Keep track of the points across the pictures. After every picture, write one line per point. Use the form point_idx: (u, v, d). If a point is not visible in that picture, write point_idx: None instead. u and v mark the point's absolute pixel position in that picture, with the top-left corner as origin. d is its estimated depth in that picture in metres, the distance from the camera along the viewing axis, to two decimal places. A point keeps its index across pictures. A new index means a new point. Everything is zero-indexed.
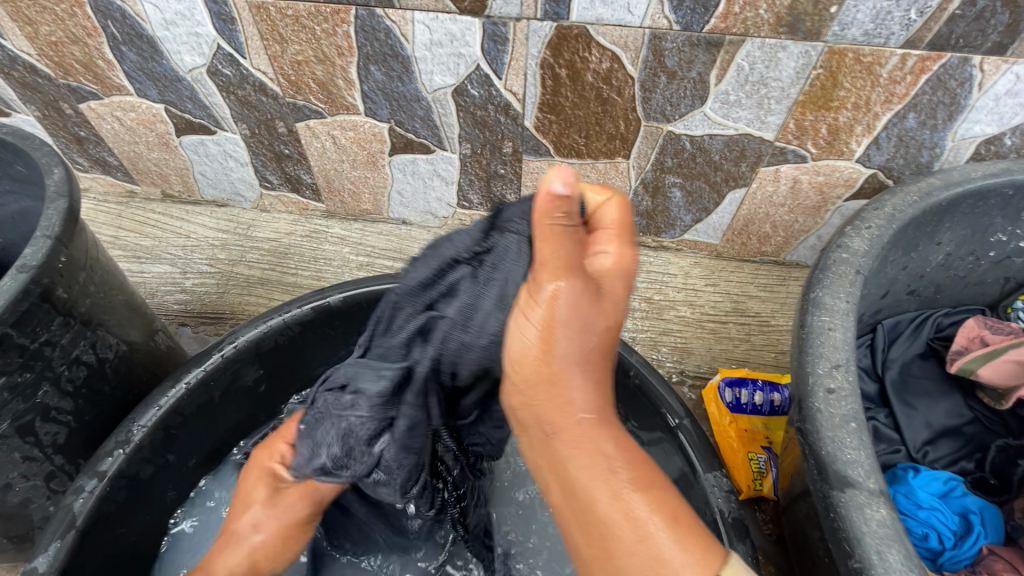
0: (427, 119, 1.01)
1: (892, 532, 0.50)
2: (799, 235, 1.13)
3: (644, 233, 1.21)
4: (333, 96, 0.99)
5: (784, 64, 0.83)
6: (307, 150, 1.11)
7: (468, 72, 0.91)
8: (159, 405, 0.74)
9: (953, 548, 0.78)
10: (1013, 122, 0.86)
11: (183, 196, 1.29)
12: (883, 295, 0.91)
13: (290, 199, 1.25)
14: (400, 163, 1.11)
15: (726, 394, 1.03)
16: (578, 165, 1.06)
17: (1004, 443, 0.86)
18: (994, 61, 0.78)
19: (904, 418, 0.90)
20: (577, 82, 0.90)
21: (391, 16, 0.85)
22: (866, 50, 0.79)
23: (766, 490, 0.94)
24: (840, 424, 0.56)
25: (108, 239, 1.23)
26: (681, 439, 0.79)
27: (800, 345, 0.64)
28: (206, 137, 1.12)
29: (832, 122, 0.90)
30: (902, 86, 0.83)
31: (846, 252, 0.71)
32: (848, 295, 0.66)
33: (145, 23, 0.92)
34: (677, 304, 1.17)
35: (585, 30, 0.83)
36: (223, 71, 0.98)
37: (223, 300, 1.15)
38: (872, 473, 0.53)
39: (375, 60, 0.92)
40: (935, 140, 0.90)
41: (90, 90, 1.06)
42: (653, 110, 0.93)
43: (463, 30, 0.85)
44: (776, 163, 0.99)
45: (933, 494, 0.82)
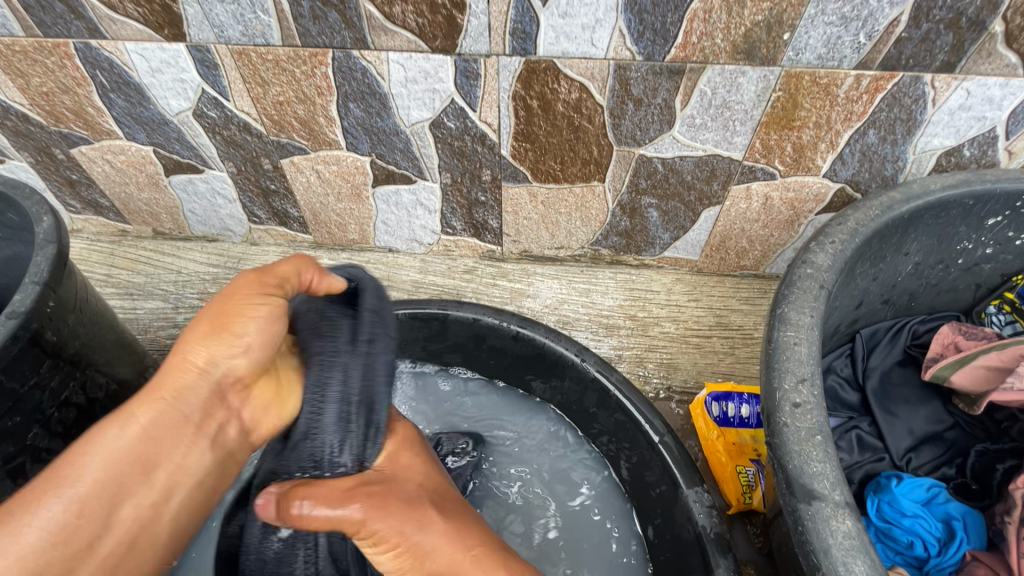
0: (407, 151, 1.04)
1: (857, 543, 0.52)
2: (775, 249, 1.15)
3: (625, 252, 1.23)
4: (315, 133, 1.02)
5: (744, 88, 0.86)
6: (292, 184, 1.14)
7: (444, 106, 0.95)
8: None
9: (938, 555, 0.79)
10: (970, 135, 0.89)
11: (174, 233, 1.32)
12: (857, 305, 0.93)
13: (278, 232, 1.28)
14: (383, 194, 1.14)
15: (713, 408, 1.04)
16: (555, 190, 1.09)
17: (983, 448, 0.87)
18: (945, 78, 0.82)
19: (886, 426, 0.92)
20: (549, 112, 0.94)
21: (366, 57, 0.89)
22: (821, 73, 0.83)
23: (755, 503, 0.95)
24: (806, 438, 0.58)
25: (101, 278, 1.26)
26: (665, 456, 0.80)
27: (768, 360, 0.65)
28: (194, 176, 1.15)
29: (797, 140, 0.93)
30: (860, 105, 0.87)
31: (809, 268, 0.73)
32: (812, 310, 0.69)
33: (132, 72, 0.95)
34: (662, 320, 1.19)
35: (552, 64, 0.86)
36: (208, 113, 1.01)
37: None
38: (836, 485, 0.55)
39: (353, 97, 0.95)
40: (897, 153, 0.94)
41: (81, 136, 1.09)
42: (624, 135, 0.96)
43: (436, 68, 0.89)
44: (747, 181, 1.02)
45: (916, 501, 0.83)
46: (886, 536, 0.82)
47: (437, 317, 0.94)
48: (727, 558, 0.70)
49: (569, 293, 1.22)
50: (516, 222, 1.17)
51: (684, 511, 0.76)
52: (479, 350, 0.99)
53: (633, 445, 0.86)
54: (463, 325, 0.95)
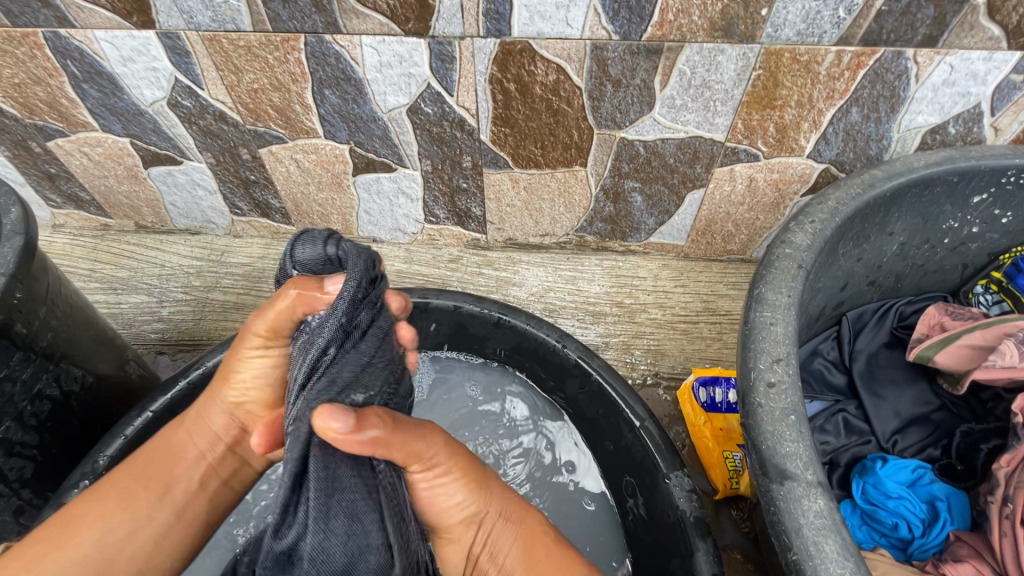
0: (385, 138, 1.03)
1: (829, 522, 0.51)
2: (762, 232, 1.14)
3: (611, 238, 1.22)
4: (292, 121, 1.01)
5: (724, 67, 0.85)
6: (272, 175, 1.13)
7: (420, 91, 0.93)
8: (124, 435, 0.79)
9: (922, 537, 0.78)
10: (955, 111, 0.88)
11: (156, 226, 1.31)
12: (842, 287, 0.92)
13: (261, 223, 1.27)
14: (364, 182, 1.12)
15: (700, 393, 1.04)
16: (537, 175, 1.07)
17: (968, 429, 0.86)
18: (927, 53, 0.80)
19: (872, 408, 0.91)
20: (527, 95, 0.92)
21: (339, 41, 0.87)
22: (801, 50, 0.81)
23: (742, 488, 0.94)
24: (780, 417, 0.57)
25: (84, 273, 1.25)
26: (645, 440, 0.79)
27: (744, 341, 0.64)
28: (173, 167, 1.14)
29: (779, 120, 0.92)
30: (842, 82, 0.85)
31: (788, 247, 0.72)
32: (790, 290, 0.67)
33: (103, 61, 0.94)
34: (648, 307, 1.18)
35: (527, 45, 0.85)
36: (183, 102, 1.00)
37: (200, 326, 1.18)
38: (809, 465, 0.54)
39: (328, 84, 0.94)
40: (881, 132, 0.92)
41: (56, 129, 1.08)
42: (604, 118, 0.94)
43: (410, 51, 0.87)
44: (730, 163, 1.00)
45: (901, 483, 0.82)
46: (870, 519, 0.82)
47: (418, 306, 0.93)
48: (707, 541, 0.69)
49: (555, 280, 1.21)
50: (499, 209, 1.16)
51: (666, 495, 0.75)
52: (462, 338, 0.98)
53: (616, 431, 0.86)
54: (444, 312, 0.93)
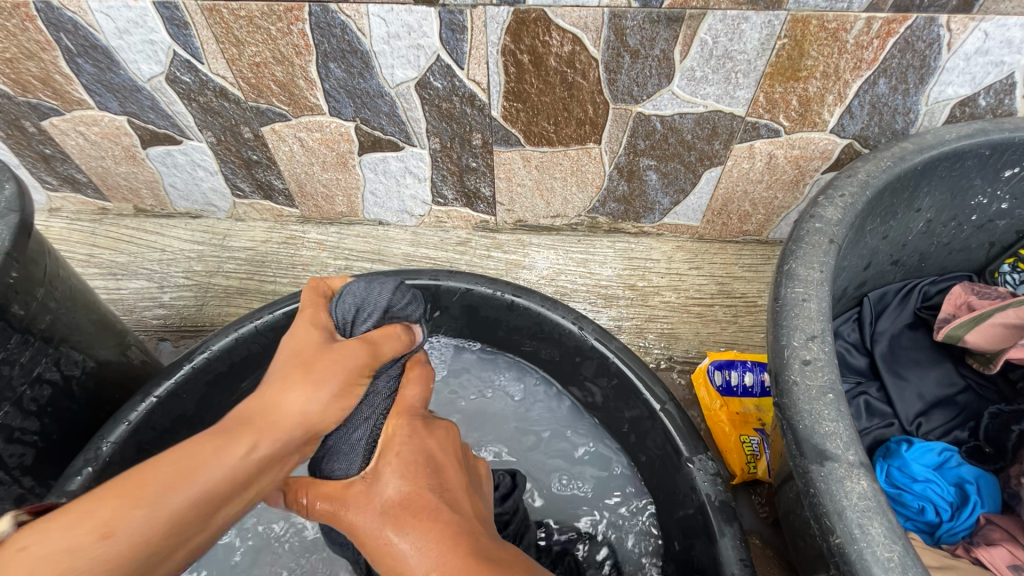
0: (392, 115, 0.99)
1: (873, 504, 0.48)
2: (779, 212, 1.11)
3: (623, 219, 1.19)
4: (295, 97, 0.97)
5: (747, 36, 0.81)
6: (275, 155, 1.10)
7: (429, 64, 0.90)
8: (128, 421, 0.77)
9: (951, 520, 0.76)
10: (986, 82, 0.85)
11: (156, 210, 1.27)
12: (865, 266, 0.89)
13: (264, 206, 1.23)
14: (371, 162, 1.09)
15: (716, 376, 1.01)
16: (549, 154, 1.04)
17: (997, 409, 0.84)
18: (961, 19, 0.77)
19: (895, 390, 0.88)
20: (540, 67, 0.88)
21: (345, 10, 0.83)
22: (829, 16, 0.78)
23: (761, 473, 0.92)
24: (817, 396, 0.54)
25: (82, 258, 1.22)
26: (666, 424, 0.77)
27: (775, 318, 0.62)
28: (172, 147, 1.10)
29: (803, 93, 0.88)
30: (870, 51, 0.82)
31: (819, 222, 0.69)
32: (822, 265, 0.65)
33: (98, 33, 0.90)
34: (662, 289, 1.15)
35: (543, 13, 0.81)
36: (182, 78, 0.96)
37: (202, 312, 1.16)
38: (851, 445, 0.51)
39: (333, 57, 0.90)
40: (908, 105, 0.89)
41: (51, 107, 1.04)
42: (620, 92, 0.91)
43: (419, 21, 0.83)
44: (750, 139, 0.97)
45: (927, 466, 0.80)
46: (896, 503, 0.79)
47: (428, 287, 0.90)
48: (733, 526, 0.67)
49: (566, 263, 1.18)
50: (509, 190, 1.13)
51: (688, 480, 0.73)
52: (473, 322, 0.95)
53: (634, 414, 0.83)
54: (455, 294, 0.91)
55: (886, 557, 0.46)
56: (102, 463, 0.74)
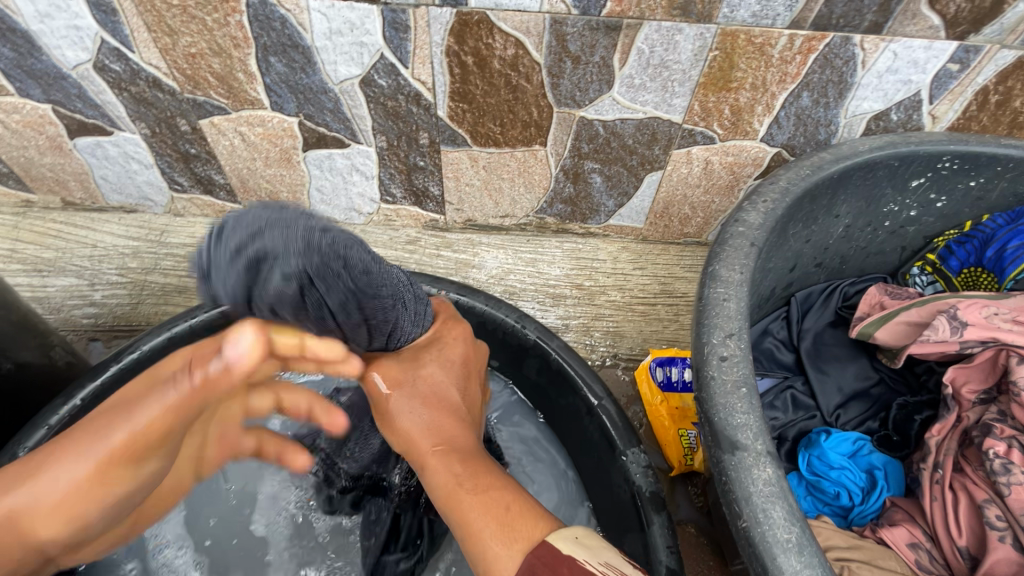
0: (337, 112, 0.98)
1: (777, 490, 0.52)
2: (717, 216, 1.16)
3: (571, 220, 1.21)
4: (234, 90, 0.95)
5: (681, 46, 0.85)
6: (215, 149, 1.06)
7: (373, 62, 0.89)
8: (48, 425, 0.74)
9: (861, 504, 0.82)
10: (897, 98, 0.91)
11: (86, 203, 1.21)
12: (791, 268, 0.95)
13: (204, 201, 1.20)
14: (316, 158, 1.07)
15: (657, 373, 1.05)
16: (497, 155, 1.05)
17: (903, 400, 0.90)
18: (873, 40, 0.83)
19: (818, 384, 0.94)
20: (484, 69, 0.90)
21: (284, 4, 0.82)
22: (756, 31, 0.82)
23: (696, 464, 0.96)
24: (732, 390, 0.58)
25: (4, 254, 1.15)
26: (602, 418, 0.79)
27: (698, 317, 0.65)
28: (103, 138, 1.05)
29: (734, 103, 0.93)
30: (794, 66, 0.87)
31: (742, 226, 0.73)
32: (742, 267, 0.69)
33: (17, 16, 0.85)
34: (608, 289, 1.19)
35: (485, 16, 0.82)
36: (111, 66, 0.92)
37: (137, 311, 1.11)
38: (759, 435, 0.55)
39: (274, 51, 0.88)
40: (830, 117, 0.95)
41: None
42: (563, 96, 0.93)
43: (362, 19, 0.83)
44: (688, 145, 1.01)
45: (843, 454, 0.86)
46: (815, 489, 0.85)
47: None
48: (661, 514, 0.70)
49: (515, 263, 1.20)
50: (458, 189, 1.13)
51: (622, 471, 0.76)
52: None
53: (574, 411, 0.86)
54: None
55: (784, 539, 0.49)
56: None
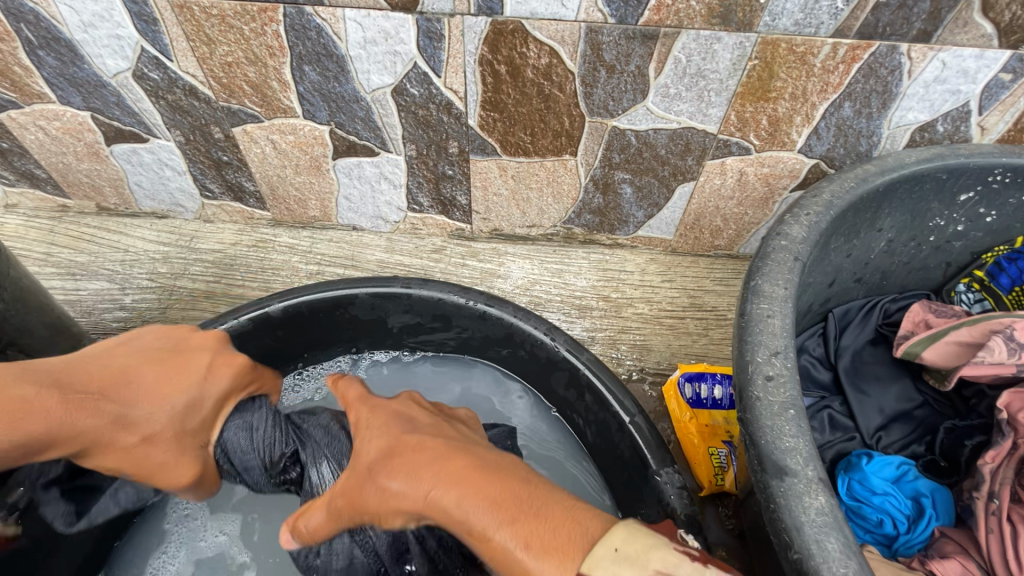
0: (368, 120, 0.98)
1: (831, 520, 0.49)
2: (750, 228, 1.13)
3: (598, 231, 1.20)
4: (268, 98, 0.95)
5: (719, 55, 0.83)
6: (246, 156, 1.07)
7: (406, 71, 0.89)
8: None
9: (907, 533, 0.78)
10: (944, 109, 0.88)
11: (120, 208, 1.23)
12: (830, 282, 0.91)
13: (234, 208, 1.21)
14: (345, 167, 1.08)
15: (686, 389, 1.02)
16: (526, 164, 1.04)
17: (952, 425, 0.86)
18: (921, 48, 0.80)
19: (858, 404, 0.90)
20: (517, 79, 0.89)
21: (320, 13, 0.82)
22: (798, 40, 0.80)
23: (727, 485, 0.93)
24: (779, 412, 0.55)
25: (39, 257, 1.17)
26: (635, 437, 0.77)
27: (741, 334, 0.63)
28: (138, 145, 1.07)
29: (772, 113, 0.91)
30: (836, 75, 0.84)
31: (784, 240, 0.70)
32: (786, 282, 0.66)
33: (62, 26, 0.87)
34: (635, 301, 1.16)
35: (520, 25, 0.81)
36: (149, 75, 0.93)
37: (165, 315, 1.12)
38: (810, 460, 0.52)
39: (308, 60, 0.89)
40: (872, 128, 0.92)
41: (9, 99, 1.00)
42: (596, 105, 0.92)
43: (396, 28, 0.83)
44: (722, 156, 0.99)
45: (886, 479, 0.82)
46: (857, 515, 0.81)
47: (400, 295, 0.89)
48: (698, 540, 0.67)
49: (541, 273, 1.18)
50: (485, 199, 1.12)
51: (656, 492, 0.73)
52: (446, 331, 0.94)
53: (604, 428, 0.83)
54: (426, 303, 0.90)
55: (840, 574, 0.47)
56: None
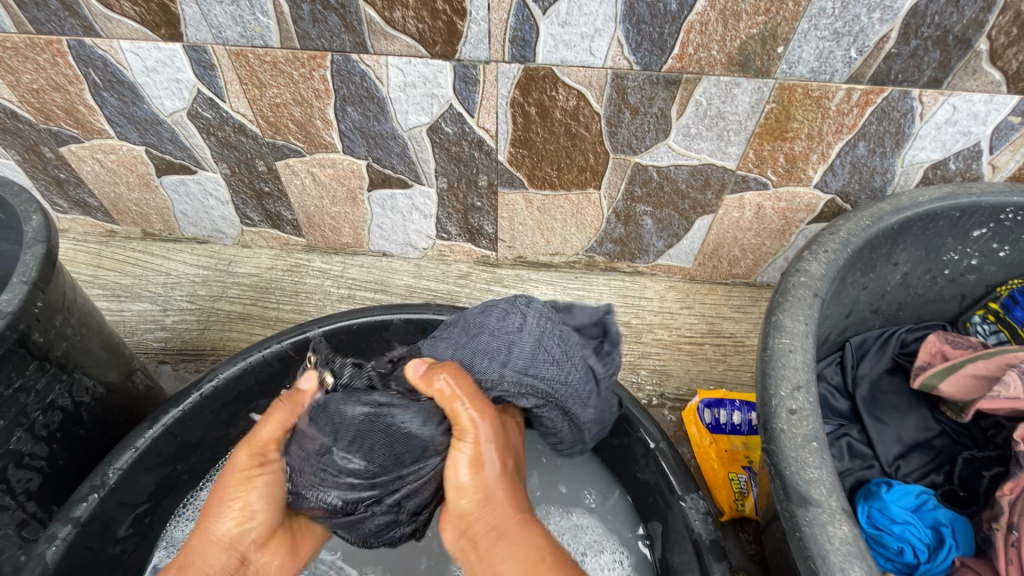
0: (403, 155, 1.04)
1: (855, 549, 0.52)
2: (767, 258, 1.17)
3: (619, 259, 1.24)
4: (311, 136, 1.02)
5: (739, 99, 0.88)
6: (287, 187, 1.14)
7: (441, 111, 0.95)
8: (135, 447, 0.78)
9: (928, 562, 0.80)
10: (956, 149, 0.92)
11: (163, 234, 1.30)
12: (847, 314, 0.94)
13: (271, 235, 1.27)
14: (379, 198, 1.14)
15: (706, 414, 1.05)
16: (552, 197, 1.09)
17: (970, 455, 0.88)
18: (932, 93, 0.84)
19: (876, 433, 0.92)
20: (546, 119, 0.94)
21: (365, 61, 0.89)
22: (813, 86, 0.85)
23: (748, 510, 0.94)
24: (802, 444, 0.59)
25: (86, 279, 1.24)
26: (660, 462, 0.80)
27: (764, 367, 0.66)
28: (186, 176, 1.14)
29: (789, 151, 0.95)
30: (850, 117, 0.89)
31: (804, 276, 0.74)
32: (806, 317, 0.69)
33: (126, 70, 0.94)
34: (655, 327, 1.20)
35: (551, 71, 0.87)
36: (203, 114, 1.00)
37: (203, 336, 1.17)
38: (833, 491, 0.56)
39: (351, 101, 0.95)
40: (886, 166, 0.96)
41: (71, 135, 1.08)
42: (620, 143, 0.97)
43: (435, 73, 0.89)
44: (740, 190, 1.03)
45: (906, 508, 0.83)
46: (877, 543, 0.82)
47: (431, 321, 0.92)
48: (722, 563, 0.70)
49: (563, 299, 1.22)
50: (511, 228, 1.17)
51: (680, 517, 0.76)
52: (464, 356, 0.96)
53: (629, 454, 0.86)
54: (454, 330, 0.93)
55: None
56: (108, 490, 0.75)
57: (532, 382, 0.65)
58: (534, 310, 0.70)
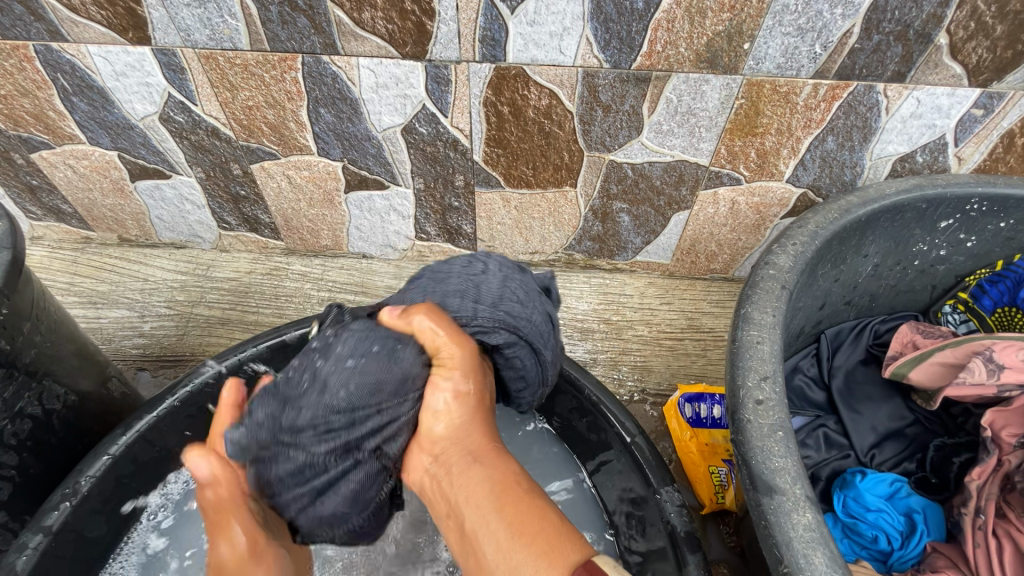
0: (378, 156, 1.04)
1: (818, 535, 0.53)
2: (743, 252, 1.18)
3: (598, 257, 1.25)
4: (285, 138, 1.02)
5: (708, 95, 0.89)
6: (263, 191, 1.13)
7: (415, 111, 0.95)
8: (108, 454, 0.78)
9: (901, 548, 0.81)
10: (922, 141, 0.94)
11: (140, 240, 1.29)
12: (821, 306, 0.95)
13: (249, 238, 1.26)
14: (356, 200, 1.13)
15: (686, 409, 1.05)
16: (528, 196, 1.10)
17: (940, 442, 0.89)
18: (896, 88, 0.86)
19: (852, 423, 0.94)
20: (520, 118, 0.95)
21: (336, 62, 0.88)
22: (780, 81, 0.86)
23: (728, 502, 0.95)
24: (768, 433, 0.59)
25: (62, 287, 1.22)
26: (635, 456, 0.80)
27: (732, 359, 0.67)
28: (161, 181, 1.13)
29: (760, 147, 0.96)
30: (818, 112, 0.90)
31: (772, 269, 0.75)
32: (774, 309, 0.70)
33: (95, 75, 0.94)
34: (635, 324, 1.20)
35: (522, 70, 0.87)
36: (175, 117, 1.00)
37: (182, 341, 1.16)
38: (797, 479, 0.56)
39: (324, 103, 0.95)
40: (855, 159, 0.97)
41: (42, 140, 1.06)
42: (593, 141, 0.98)
43: (407, 74, 0.89)
44: (714, 186, 1.04)
45: (880, 496, 0.84)
46: (852, 531, 0.84)
47: None
48: (697, 554, 0.70)
49: None
50: (490, 227, 1.18)
51: (657, 510, 0.76)
52: None
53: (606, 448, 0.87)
54: None
55: None
56: (80, 498, 0.74)
57: (505, 315, 0.65)
58: (493, 257, 0.71)
